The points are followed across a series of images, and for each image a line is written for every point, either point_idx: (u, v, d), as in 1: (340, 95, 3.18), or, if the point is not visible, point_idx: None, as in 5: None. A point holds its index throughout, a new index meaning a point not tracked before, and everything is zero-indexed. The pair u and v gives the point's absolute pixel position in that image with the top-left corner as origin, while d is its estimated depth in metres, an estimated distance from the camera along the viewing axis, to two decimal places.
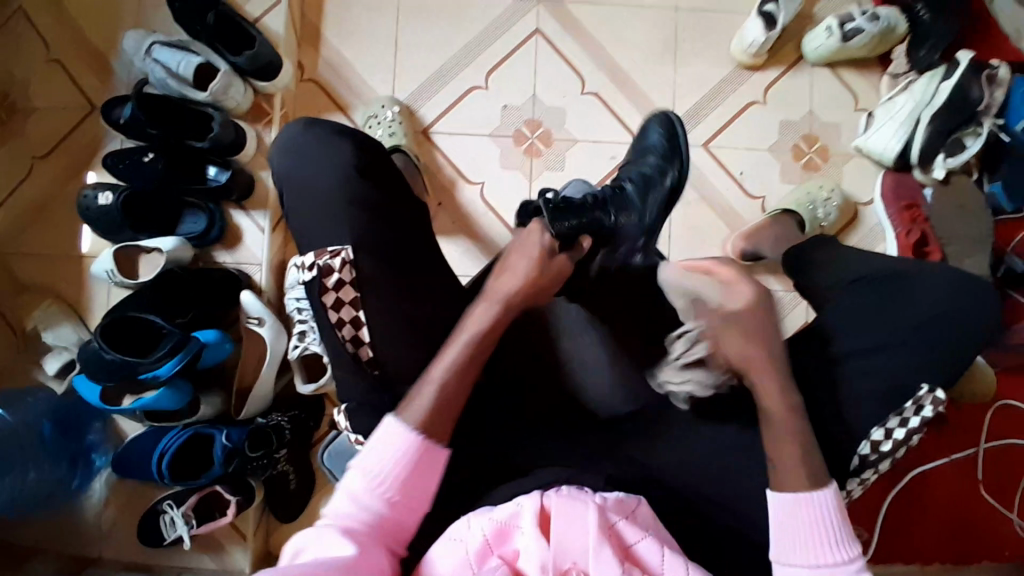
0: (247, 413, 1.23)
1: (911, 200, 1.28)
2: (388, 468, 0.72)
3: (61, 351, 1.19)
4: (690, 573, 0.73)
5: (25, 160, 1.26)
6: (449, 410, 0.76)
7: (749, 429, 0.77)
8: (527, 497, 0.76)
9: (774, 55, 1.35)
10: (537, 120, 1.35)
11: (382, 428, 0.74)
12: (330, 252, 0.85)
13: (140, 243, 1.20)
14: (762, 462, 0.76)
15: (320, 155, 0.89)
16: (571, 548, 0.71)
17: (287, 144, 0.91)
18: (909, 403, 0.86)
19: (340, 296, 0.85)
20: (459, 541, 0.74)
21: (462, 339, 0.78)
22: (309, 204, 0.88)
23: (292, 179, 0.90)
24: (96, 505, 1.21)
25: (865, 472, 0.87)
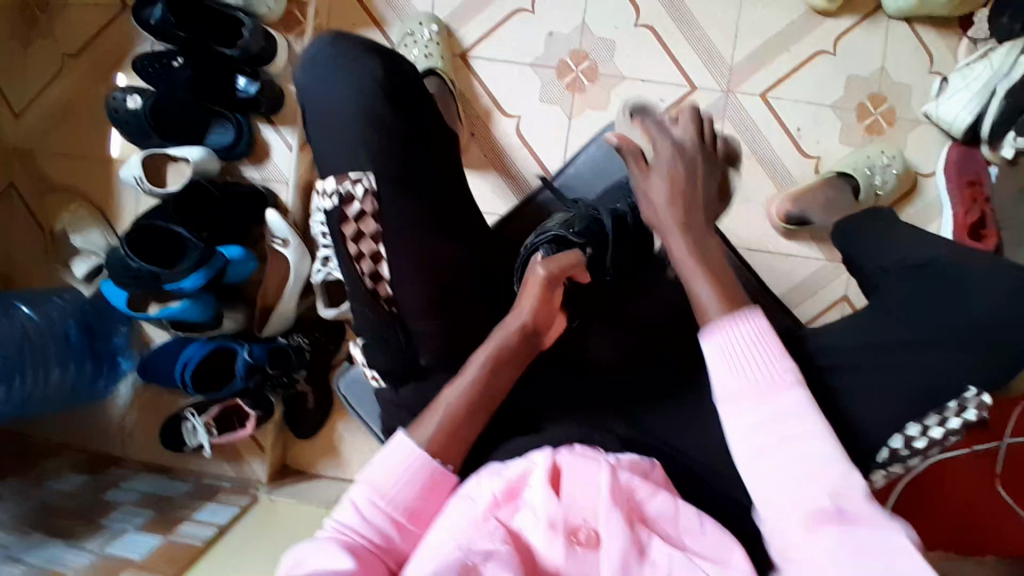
0: (268, 331, 1.24)
1: (975, 176, 1.19)
2: (398, 489, 0.70)
3: (89, 256, 1.21)
4: (704, 527, 0.69)
5: (55, 58, 1.23)
6: (461, 439, 0.75)
7: (731, 336, 0.64)
8: (540, 453, 0.73)
9: (849, 2, 1.23)
10: (583, 53, 1.27)
11: (393, 446, 0.73)
12: (350, 179, 0.82)
13: (169, 151, 1.17)
14: (748, 365, 0.63)
15: (337, 77, 0.84)
16: (581, 506, 0.69)
17: (308, 65, 0.87)
18: (952, 401, 0.75)
19: (361, 227, 0.81)
20: (469, 499, 0.70)
21: (482, 357, 0.80)
22: (340, 142, 0.84)
23: (312, 106, 0.85)
24: (119, 407, 1.30)
25: (893, 467, 0.78)
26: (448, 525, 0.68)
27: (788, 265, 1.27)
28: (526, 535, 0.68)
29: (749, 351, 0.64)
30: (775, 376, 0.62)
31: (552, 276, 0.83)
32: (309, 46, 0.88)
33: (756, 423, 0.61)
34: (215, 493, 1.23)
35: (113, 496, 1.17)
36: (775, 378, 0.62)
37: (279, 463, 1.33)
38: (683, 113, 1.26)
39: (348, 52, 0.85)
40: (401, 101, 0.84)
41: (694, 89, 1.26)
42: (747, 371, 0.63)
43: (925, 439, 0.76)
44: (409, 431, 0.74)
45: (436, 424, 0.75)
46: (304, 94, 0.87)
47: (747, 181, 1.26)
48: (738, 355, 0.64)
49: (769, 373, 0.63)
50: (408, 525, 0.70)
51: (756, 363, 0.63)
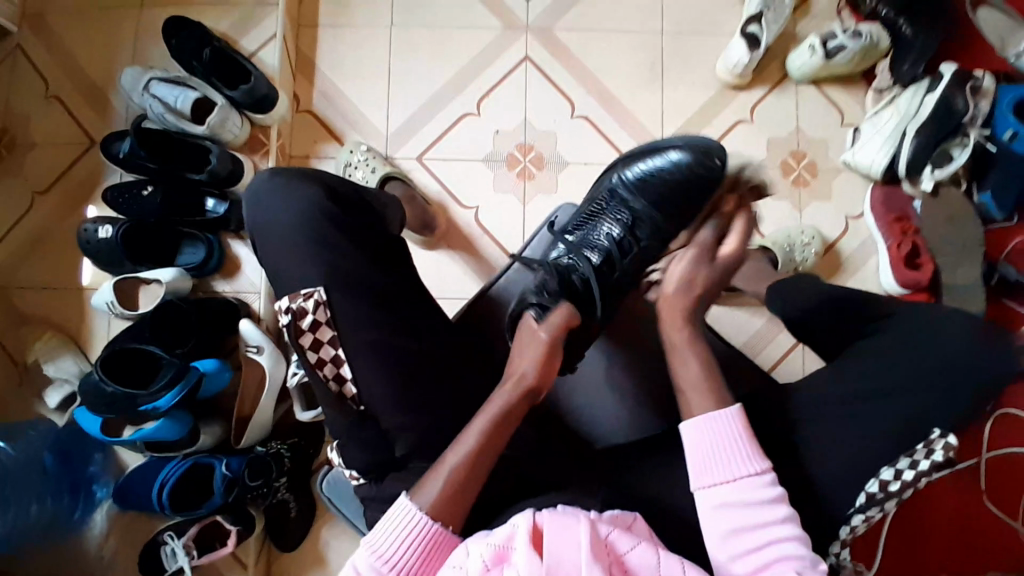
0: (246, 442, 1.23)
1: (901, 213, 1.31)
2: (397, 548, 0.74)
3: (62, 384, 1.21)
4: (686, 574, 0.69)
5: (25, 195, 1.30)
6: (462, 497, 0.76)
7: (708, 426, 0.75)
8: (521, 515, 0.70)
9: (758, 75, 1.38)
10: (528, 145, 1.38)
11: (395, 508, 0.76)
12: (301, 295, 0.86)
13: (139, 275, 1.21)
14: (721, 459, 0.74)
15: (282, 195, 0.91)
16: (564, 562, 0.66)
17: (253, 198, 0.93)
18: (919, 444, 0.80)
19: (317, 336, 0.85)
20: (457, 568, 0.69)
21: (480, 425, 0.79)
22: (296, 238, 0.89)
23: (262, 229, 0.91)
24: (97, 536, 1.21)
25: (871, 510, 0.81)
26: None
27: (744, 314, 1.33)
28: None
29: (723, 437, 0.74)
30: (738, 470, 0.73)
31: (554, 339, 0.84)
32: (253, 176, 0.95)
33: (724, 496, 0.72)
34: None
35: None
36: (739, 470, 0.73)
37: None
38: None
39: (288, 176, 0.93)
40: (342, 203, 0.92)
41: None
42: (722, 447, 0.74)
43: (897, 481, 0.79)
44: (412, 495, 0.76)
45: (438, 487, 0.76)
46: (254, 223, 0.92)
47: None
48: (714, 434, 0.75)
49: (734, 471, 0.73)
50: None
51: (725, 450, 0.74)
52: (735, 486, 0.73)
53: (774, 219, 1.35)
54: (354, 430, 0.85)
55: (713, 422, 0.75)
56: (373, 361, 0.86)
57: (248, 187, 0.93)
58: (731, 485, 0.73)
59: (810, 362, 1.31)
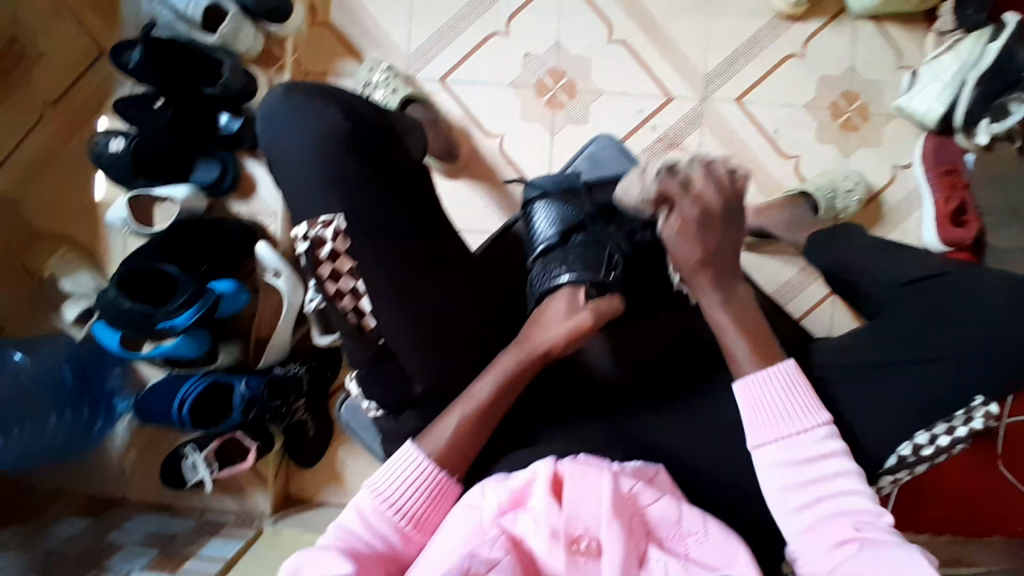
0: (265, 363, 1.24)
1: (951, 165, 1.22)
2: (403, 494, 0.74)
3: (79, 299, 1.21)
4: (707, 528, 0.70)
5: (35, 106, 1.25)
6: (467, 445, 0.77)
7: (762, 378, 0.73)
8: (542, 463, 0.72)
9: (815, 6, 1.26)
10: (560, 71, 1.29)
11: (400, 455, 0.76)
12: (321, 222, 0.81)
13: (153, 191, 1.18)
14: (771, 411, 0.72)
15: (296, 123, 0.84)
16: (582, 514, 0.68)
17: (268, 121, 0.86)
18: (958, 411, 0.77)
19: (337, 267, 0.82)
20: (474, 508, 0.71)
21: (490, 381, 0.78)
22: (304, 174, 0.83)
23: (276, 158, 0.85)
24: (117, 449, 1.29)
25: (899, 472, 0.80)
26: (453, 534, 0.70)
27: (774, 265, 1.28)
28: (526, 541, 0.68)
29: (775, 391, 0.72)
30: (799, 424, 0.71)
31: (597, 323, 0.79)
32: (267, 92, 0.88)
33: (784, 452, 0.70)
34: (219, 529, 1.22)
35: (117, 537, 1.16)
36: (797, 425, 0.71)
37: (282, 492, 1.32)
38: (662, 123, 1.29)
39: (303, 97, 0.85)
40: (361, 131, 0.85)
41: (670, 98, 1.28)
42: (782, 401, 0.72)
43: (931, 446, 0.78)
44: (418, 441, 0.77)
45: (445, 434, 0.77)
46: (267, 148, 0.87)
47: None
48: (770, 389, 0.73)
49: (793, 424, 0.71)
50: (411, 531, 0.73)
51: (782, 402, 0.72)
52: (789, 441, 0.71)
53: (817, 166, 1.28)
54: (371, 378, 0.85)
55: (768, 377, 0.73)
56: (388, 314, 0.83)
57: (260, 110, 0.86)
58: (790, 441, 0.70)
59: (840, 316, 1.27)
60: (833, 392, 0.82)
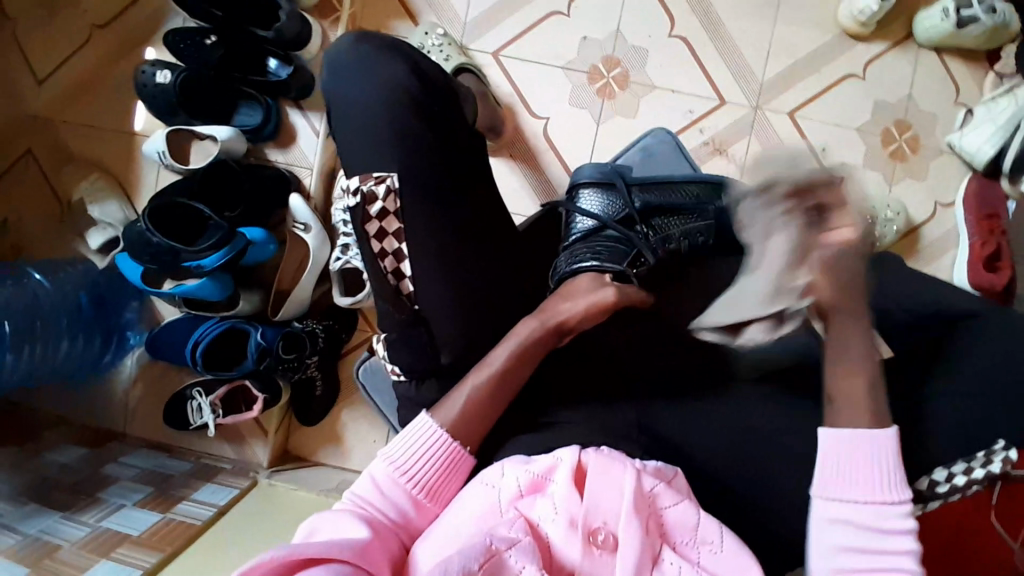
0: (283, 316, 1.23)
1: (992, 210, 1.19)
2: (417, 463, 0.72)
3: (105, 228, 1.20)
4: (723, 539, 0.68)
5: (84, 28, 1.23)
6: (482, 414, 0.75)
7: (858, 439, 0.69)
8: (566, 450, 0.71)
9: (881, 28, 1.25)
10: (614, 60, 1.27)
11: (414, 425, 0.75)
12: (373, 179, 0.81)
13: (196, 129, 1.16)
14: (855, 473, 0.69)
15: (362, 78, 0.83)
16: (602, 506, 0.67)
17: (334, 70, 0.85)
18: (978, 451, 0.77)
19: (384, 226, 0.81)
20: (490, 486, 0.70)
21: (508, 349, 0.76)
22: (362, 130, 0.83)
23: (334, 111, 0.85)
24: (125, 381, 1.28)
25: (913, 507, 0.79)
26: (468, 512, 0.68)
27: None
28: (542, 526, 0.66)
29: (869, 456, 0.69)
30: (878, 497, 0.68)
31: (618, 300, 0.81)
32: (335, 40, 0.87)
33: (854, 520, 0.68)
34: (214, 474, 1.20)
35: (113, 470, 1.14)
36: (880, 491, 0.68)
37: (281, 448, 1.31)
38: (710, 127, 1.27)
39: (375, 48, 0.84)
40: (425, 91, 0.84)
41: (722, 102, 1.27)
42: (867, 471, 0.68)
43: (948, 483, 0.77)
44: (431, 412, 0.75)
45: (459, 405, 0.75)
46: (328, 96, 0.87)
47: None
48: (858, 456, 0.69)
49: (870, 497, 0.68)
50: (424, 501, 0.71)
51: (869, 471, 0.68)
52: (868, 510, 0.68)
53: (859, 190, 1.26)
54: (399, 344, 0.82)
55: (866, 441, 0.69)
56: (427, 283, 0.82)
57: (326, 58, 0.85)
58: (866, 511, 0.68)
59: None
60: None
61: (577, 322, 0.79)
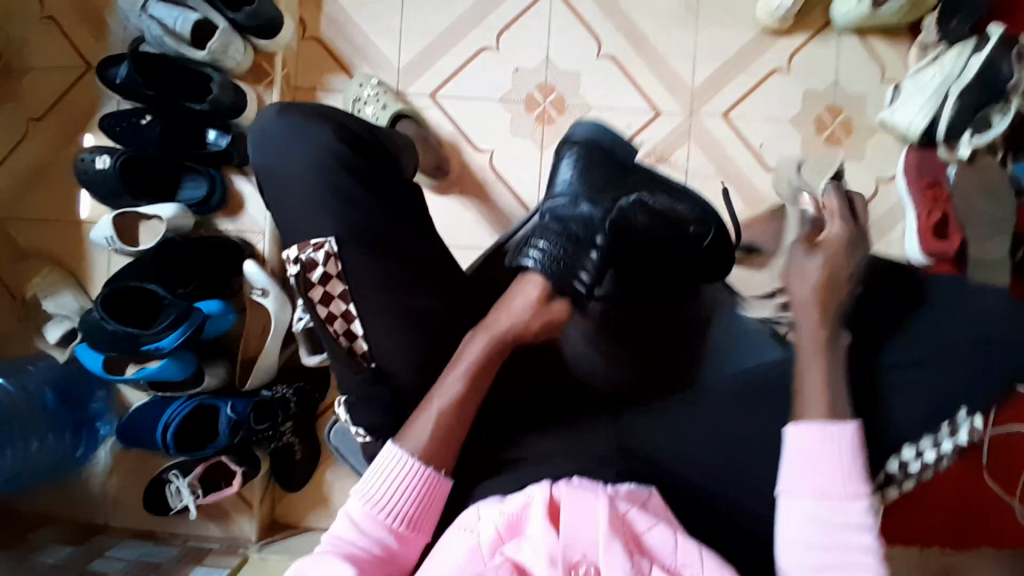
0: (252, 385, 1.22)
1: (934, 179, 1.23)
2: (393, 496, 0.74)
3: (62, 320, 1.19)
4: (703, 562, 0.66)
5: (20, 123, 1.23)
6: (452, 437, 0.77)
7: (820, 434, 0.71)
8: (537, 487, 0.71)
9: (799, 21, 1.29)
10: (550, 86, 1.30)
11: (384, 456, 0.76)
12: (312, 246, 0.82)
13: (139, 210, 1.16)
14: (816, 474, 0.71)
15: (296, 143, 0.84)
16: (580, 539, 0.67)
17: (264, 136, 0.86)
18: (945, 425, 0.76)
19: (328, 290, 0.82)
20: (470, 533, 0.70)
21: (462, 372, 0.78)
22: (298, 191, 0.83)
23: (270, 177, 0.85)
24: (101, 472, 1.25)
25: (889, 487, 0.80)
26: (449, 559, 0.68)
27: None
28: (527, 568, 0.66)
29: (822, 455, 0.71)
30: (836, 490, 0.70)
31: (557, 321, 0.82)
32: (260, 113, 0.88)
33: (815, 512, 0.70)
34: (204, 556, 1.17)
35: (99, 564, 1.09)
36: (844, 487, 0.70)
37: (268, 518, 1.29)
38: (650, 137, 1.30)
39: (305, 116, 0.86)
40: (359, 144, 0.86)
41: (658, 112, 1.30)
42: (826, 465, 0.70)
43: (918, 462, 0.78)
44: (399, 441, 0.76)
45: (428, 430, 0.76)
46: (267, 165, 0.86)
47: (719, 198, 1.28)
48: (827, 453, 0.71)
49: (831, 490, 0.70)
50: (403, 529, 0.74)
51: (825, 467, 0.70)
52: (828, 504, 0.69)
53: None
54: (363, 402, 0.82)
55: (825, 437, 0.71)
56: (386, 329, 0.82)
57: (257, 129, 0.86)
58: (823, 501, 0.69)
59: None
60: None
61: (527, 336, 0.82)
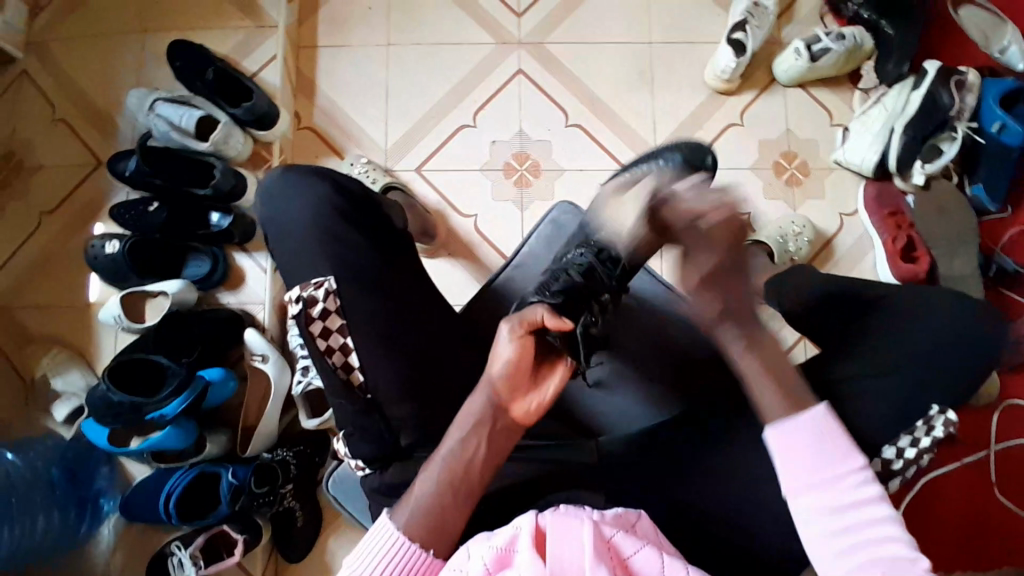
0: (251, 451, 1.23)
1: (894, 208, 1.32)
2: (379, 567, 0.72)
3: (70, 397, 1.24)
4: None
5: (34, 216, 1.34)
6: (445, 521, 0.74)
7: (795, 427, 0.72)
8: (523, 518, 0.70)
9: (746, 80, 1.42)
10: (524, 153, 1.41)
11: (374, 530, 0.74)
12: (312, 285, 0.88)
13: (146, 288, 1.24)
14: (807, 459, 0.70)
15: (292, 196, 0.93)
16: (566, 567, 0.65)
17: (266, 193, 0.95)
18: (920, 423, 0.83)
19: (327, 325, 0.86)
20: (459, 572, 0.68)
21: (456, 433, 0.76)
22: (291, 238, 0.92)
23: (271, 230, 0.94)
24: (103, 552, 1.23)
25: (876, 488, 0.84)
26: None
27: None
28: None
29: (812, 435, 0.71)
30: (829, 474, 0.69)
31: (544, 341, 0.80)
32: (265, 173, 0.98)
33: (824, 502, 0.69)
34: None
35: None
36: (834, 470, 0.69)
37: None
38: None
39: (299, 174, 0.95)
40: (346, 189, 0.95)
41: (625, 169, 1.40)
42: (818, 449, 0.71)
43: (900, 459, 0.83)
44: (390, 514, 0.75)
45: (415, 502, 0.74)
46: (266, 221, 0.95)
47: (692, 242, 1.36)
48: (806, 441, 0.71)
49: (827, 474, 0.69)
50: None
51: (814, 455, 0.70)
52: (827, 490, 0.69)
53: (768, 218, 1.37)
54: (358, 435, 0.84)
55: (802, 426, 0.72)
56: (372, 358, 0.87)
57: (260, 189, 0.96)
58: (823, 491, 0.69)
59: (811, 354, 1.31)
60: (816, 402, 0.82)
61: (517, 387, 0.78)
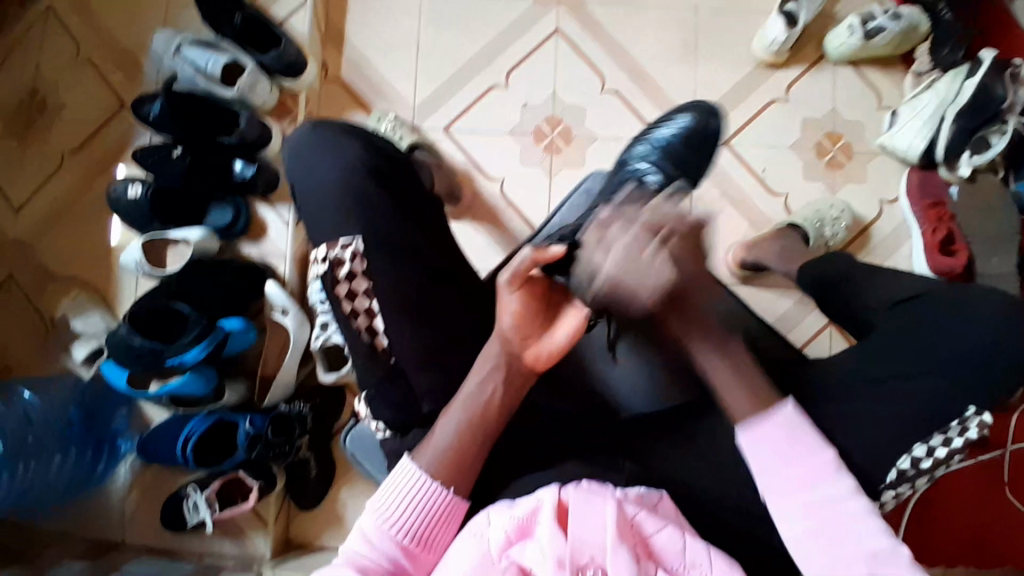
0: (269, 403, 1.24)
1: (936, 198, 1.27)
2: (402, 512, 0.72)
3: (89, 339, 1.26)
4: (711, 560, 0.66)
5: (58, 154, 1.33)
6: (466, 461, 0.74)
7: (763, 433, 0.69)
8: (546, 490, 0.69)
9: (794, 54, 1.36)
10: (557, 118, 1.37)
11: (398, 473, 0.74)
12: (339, 245, 0.85)
13: (168, 235, 1.23)
14: (781, 464, 0.68)
15: (319, 153, 0.91)
16: (587, 543, 0.65)
17: (292, 149, 0.93)
18: (954, 422, 0.78)
19: (353, 287, 0.85)
20: (478, 537, 0.68)
21: (478, 374, 0.75)
22: (317, 195, 0.89)
23: (296, 186, 0.92)
24: (120, 490, 1.25)
25: (901, 486, 0.78)
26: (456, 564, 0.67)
27: (769, 299, 1.30)
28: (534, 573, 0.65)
29: (781, 437, 0.68)
30: (807, 474, 0.67)
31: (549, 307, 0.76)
32: (293, 128, 0.95)
33: (804, 504, 0.67)
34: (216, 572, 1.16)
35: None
36: (812, 472, 0.67)
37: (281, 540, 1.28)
38: None
39: (325, 131, 0.92)
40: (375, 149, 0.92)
41: None
42: (785, 452, 0.68)
43: (929, 459, 0.78)
44: (414, 456, 0.75)
45: (442, 443, 0.75)
46: (291, 176, 0.93)
47: (723, 220, 1.33)
48: (777, 439, 0.68)
49: (805, 475, 0.67)
50: (413, 547, 0.72)
51: (790, 456, 0.68)
52: (806, 489, 0.67)
53: (805, 201, 1.33)
54: (378, 397, 0.85)
55: (771, 427, 0.69)
56: (397, 325, 0.84)
57: (286, 144, 0.93)
58: (804, 491, 0.67)
59: (838, 344, 1.28)
60: (846, 400, 0.80)
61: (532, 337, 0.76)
